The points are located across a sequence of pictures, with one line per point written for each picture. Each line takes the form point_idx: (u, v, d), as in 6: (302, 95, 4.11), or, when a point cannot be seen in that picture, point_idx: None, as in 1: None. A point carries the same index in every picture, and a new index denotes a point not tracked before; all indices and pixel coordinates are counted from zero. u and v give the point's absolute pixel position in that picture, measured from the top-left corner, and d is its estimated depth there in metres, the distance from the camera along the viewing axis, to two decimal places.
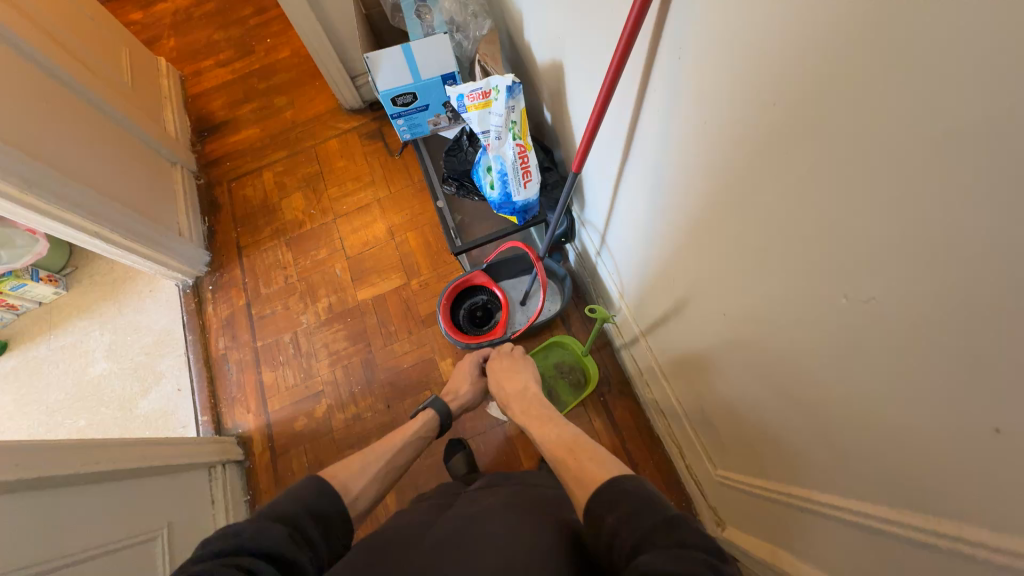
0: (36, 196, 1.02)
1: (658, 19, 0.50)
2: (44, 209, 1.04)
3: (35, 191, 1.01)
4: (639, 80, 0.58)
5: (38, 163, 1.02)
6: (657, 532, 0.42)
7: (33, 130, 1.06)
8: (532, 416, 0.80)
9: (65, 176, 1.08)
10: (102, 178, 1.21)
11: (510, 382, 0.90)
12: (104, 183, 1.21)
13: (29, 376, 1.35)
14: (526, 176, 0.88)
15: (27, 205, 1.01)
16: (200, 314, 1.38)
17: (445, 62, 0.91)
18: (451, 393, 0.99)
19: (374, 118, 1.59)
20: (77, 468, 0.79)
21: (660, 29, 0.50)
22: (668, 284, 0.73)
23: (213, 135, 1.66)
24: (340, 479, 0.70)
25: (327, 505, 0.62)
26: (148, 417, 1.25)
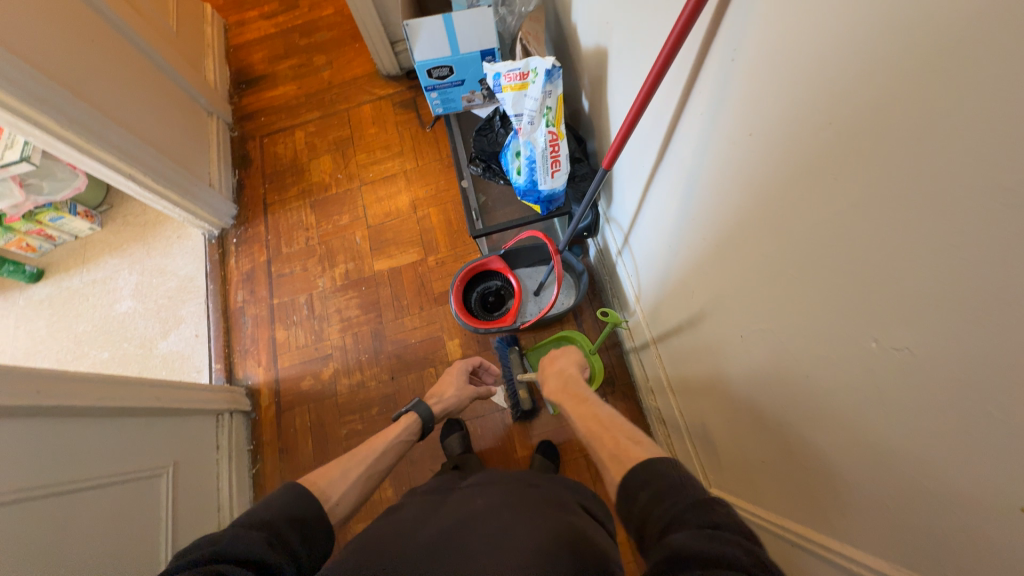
0: (78, 134, 1.05)
1: (715, 15, 0.46)
2: (84, 148, 1.07)
3: (77, 130, 1.04)
4: (686, 79, 0.54)
5: (80, 102, 1.04)
6: (686, 514, 0.41)
7: (78, 68, 1.08)
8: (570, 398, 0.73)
9: (105, 117, 1.11)
10: (140, 122, 1.23)
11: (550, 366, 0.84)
12: (141, 128, 1.23)
13: (62, 305, 1.42)
14: (555, 165, 0.86)
15: (68, 142, 1.04)
16: (222, 265, 1.41)
17: (485, 38, 0.88)
18: (436, 395, 0.99)
19: (410, 87, 1.57)
20: (93, 400, 0.82)
21: (716, 27, 0.46)
22: (687, 296, 0.71)
23: (251, 88, 1.67)
24: (320, 487, 0.71)
25: (305, 509, 0.63)
26: (166, 357, 1.31)
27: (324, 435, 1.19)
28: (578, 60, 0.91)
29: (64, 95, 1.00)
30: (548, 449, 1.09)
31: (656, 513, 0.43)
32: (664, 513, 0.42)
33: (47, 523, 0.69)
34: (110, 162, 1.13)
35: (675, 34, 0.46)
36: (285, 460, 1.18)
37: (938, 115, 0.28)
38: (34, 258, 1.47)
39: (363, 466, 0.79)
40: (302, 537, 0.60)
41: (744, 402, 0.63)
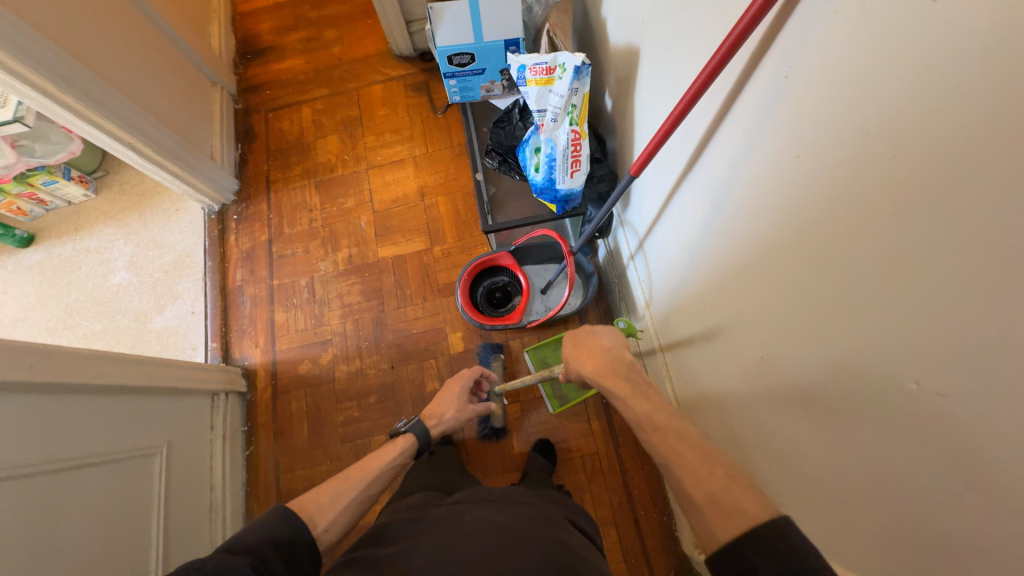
0: (77, 99, 1.00)
1: (770, 30, 0.44)
2: (84, 114, 1.03)
3: (77, 95, 0.99)
4: (728, 91, 0.53)
5: (80, 65, 1.00)
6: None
7: (79, 30, 1.02)
8: (638, 391, 0.63)
9: (105, 83, 1.06)
10: (141, 90, 1.18)
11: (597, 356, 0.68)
12: (142, 96, 1.18)
13: (53, 272, 1.38)
14: (575, 165, 0.84)
15: (67, 107, 1.00)
16: (221, 242, 1.38)
17: (511, 27, 0.85)
18: (435, 416, 0.97)
19: (423, 69, 1.52)
20: (87, 379, 0.80)
21: (769, 42, 0.45)
22: (703, 309, 0.70)
23: (257, 59, 1.61)
24: (309, 512, 0.73)
25: (286, 530, 0.66)
26: (161, 333, 1.28)
27: (321, 421, 1.18)
28: (605, 57, 0.88)
29: (62, 58, 0.95)
30: (544, 445, 1.10)
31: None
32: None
33: (41, 504, 0.68)
34: (109, 129, 1.09)
35: (731, 42, 0.44)
36: (280, 444, 1.17)
37: (1011, 167, 0.27)
38: (24, 222, 1.43)
39: (356, 490, 0.80)
40: (285, 557, 0.63)
41: (755, 421, 0.63)
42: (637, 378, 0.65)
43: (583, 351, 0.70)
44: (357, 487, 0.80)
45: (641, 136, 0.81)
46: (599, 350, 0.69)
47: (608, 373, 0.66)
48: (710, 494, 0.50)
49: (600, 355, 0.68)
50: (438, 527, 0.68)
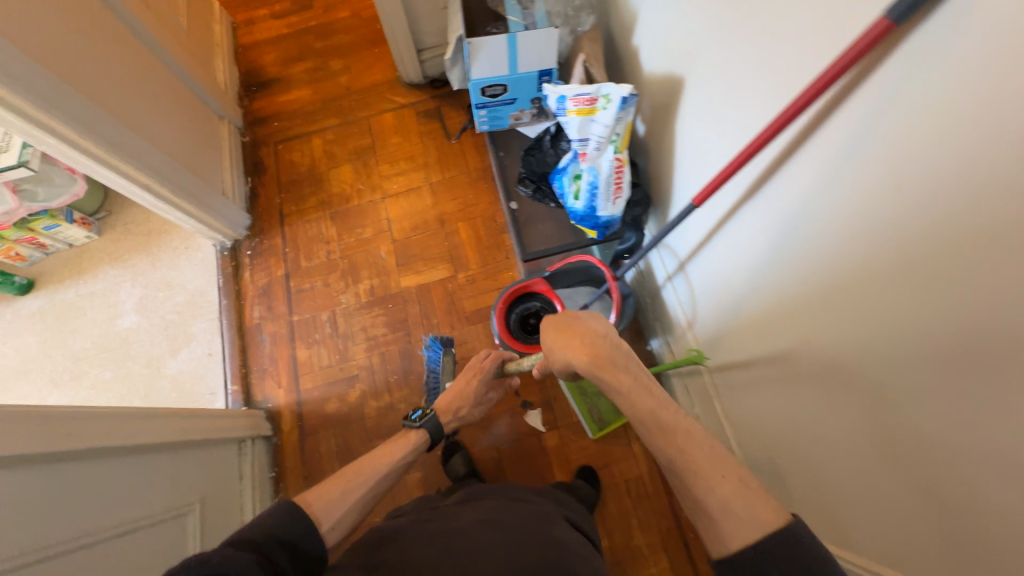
0: (93, 142, 0.98)
1: (867, 67, 0.48)
2: (99, 156, 1.00)
3: (93, 137, 0.97)
4: (811, 124, 0.57)
5: (95, 108, 0.97)
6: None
7: (92, 71, 1.01)
8: (642, 384, 0.60)
9: (120, 123, 1.04)
10: (154, 129, 1.16)
11: (592, 344, 0.64)
12: (155, 135, 1.16)
13: (56, 319, 1.31)
14: (617, 192, 0.84)
15: (84, 150, 0.98)
16: (236, 279, 1.33)
17: (546, 58, 0.85)
18: (451, 411, 0.99)
19: (434, 97, 1.52)
20: (119, 439, 0.76)
21: (865, 78, 0.49)
22: (771, 330, 0.71)
23: (262, 91, 1.59)
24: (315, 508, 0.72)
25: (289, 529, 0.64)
26: (177, 378, 1.22)
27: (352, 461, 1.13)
28: (637, 83, 0.89)
29: (77, 99, 0.93)
30: (589, 471, 1.08)
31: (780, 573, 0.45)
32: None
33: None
34: (123, 171, 1.06)
35: (828, 79, 0.46)
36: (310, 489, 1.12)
37: None
38: (23, 269, 1.36)
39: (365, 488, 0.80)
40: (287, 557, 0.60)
41: (845, 442, 0.62)
42: (635, 367, 0.62)
43: (575, 337, 0.65)
44: (364, 485, 0.80)
45: (680, 162, 0.82)
46: (592, 337, 0.65)
47: (605, 364, 0.62)
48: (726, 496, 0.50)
49: (595, 343, 0.63)
50: (440, 523, 0.68)
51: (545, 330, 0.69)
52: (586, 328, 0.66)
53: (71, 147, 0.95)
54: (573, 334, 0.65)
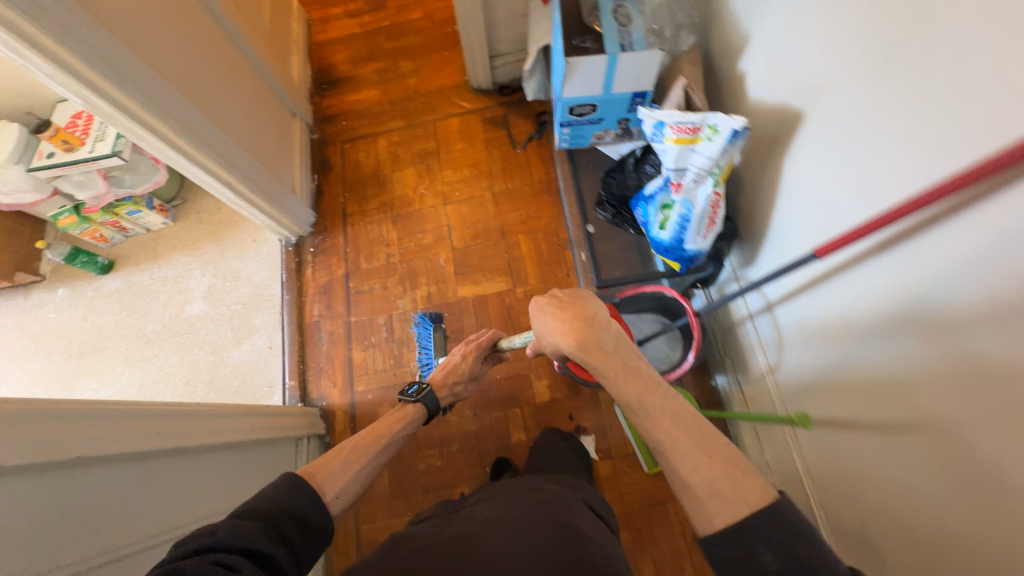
0: (187, 140, 0.98)
1: None
2: (189, 153, 1.00)
3: (187, 135, 0.98)
4: (979, 192, 0.47)
5: (190, 106, 0.98)
6: (788, 540, 0.44)
7: (190, 69, 1.02)
8: (628, 368, 0.58)
9: (210, 121, 1.04)
10: (238, 126, 1.17)
11: (579, 325, 0.61)
12: (239, 132, 1.17)
13: (132, 300, 1.38)
14: (710, 226, 0.79)
15: (177, 147, 0.98)
16: (298, 275, 1.36)
17: (644, 81, 0.81)
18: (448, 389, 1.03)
19: (500, 103, 1.50)
20: (202, 440, 0.78)
21: None
22: (877, 398, 0.63)
23: (333, 89, 1.61)
24: (319, 480, 0.75)
25: (299, 502, 0.68)
26: (238, 368, 1.26)
27: (401, 469, 1.14)
28: (736, 108, 0.84)
29: (182, 102, 0.95)
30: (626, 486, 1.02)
31: (749, 538, 0.46)
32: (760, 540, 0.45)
33: None
34: (210, 168, 1.06)
35: (1017, 153, 0.38)
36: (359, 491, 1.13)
37: None
38: (105, 249, 1.44)
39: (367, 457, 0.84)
40: (299, 530, 0.65)
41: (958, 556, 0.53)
42: (624, 351, 0.60)
43: (561, 316, 0.62)
44: (365, 456, 0.84)
45: (789, 201, 0.74)
46: (580, 317, 0.62)
47: (591, 346, 0.59)
48: (713, 477, 0.49)
49: (582, 323, 0.61)
50: (458, 521, 0.68)
51: (534, 305, 0.66)
52: (576, 306, 0.63)
53: (166, 145, 0.96)
54: (560, 312, 0.62)
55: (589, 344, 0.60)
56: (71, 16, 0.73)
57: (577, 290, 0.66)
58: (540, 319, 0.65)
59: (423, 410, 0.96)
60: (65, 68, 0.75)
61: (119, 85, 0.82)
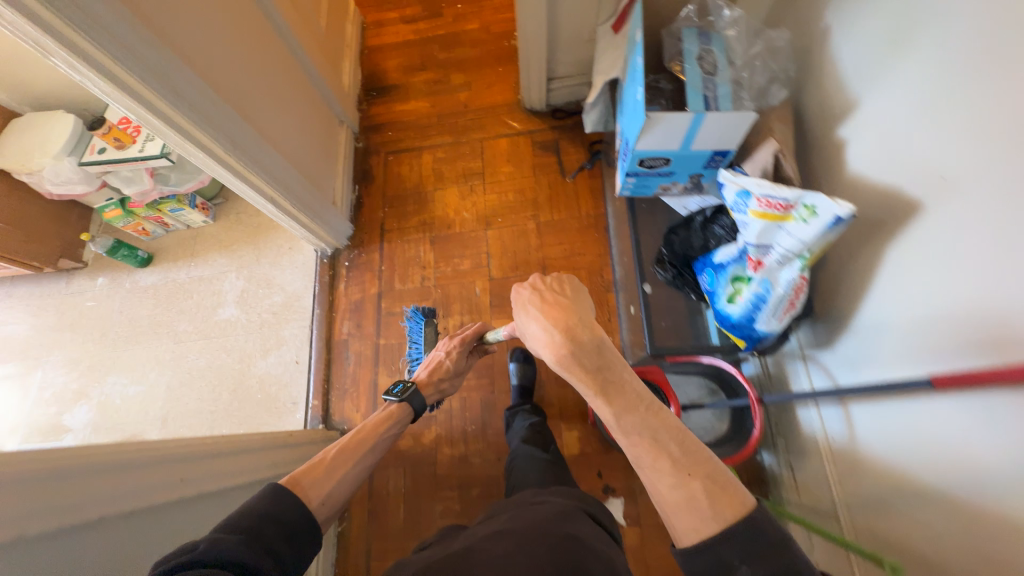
0: (237, 158, 0.94)
1: None
2: (239, 171, 0.96)
3: (238, 154, 0.93)
4: None
5: (244, 123, 0.94)
6: (762, 552, 0.47)
7: (244, 82, 0.98)
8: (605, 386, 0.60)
9: (261, 137, 1.00)
10: (285, 138, 1.14)
11: (554, 333, 0.62)
12: (286, 145, 1.13)
13: (167, 298, 1.38)
14: (787, 310, 0.71)
15: (227, 165, 0.94)
16: (331, 290, 1.33)
17: (728, 140, 0.73)
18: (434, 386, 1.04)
19: (552, 128, 1.43)
20: (228, 480, 0.75)
21: None
22: (982, 562, 0.53)
23: (381, 97, 1.57)
24: (303, 486, 0.73)
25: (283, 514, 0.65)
26: (263, 380, 1.25)
27: (418, 507, 1.10)
28: (830, 177, 0.75)
29: (234, 119, 0.90)
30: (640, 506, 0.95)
31: (726, 550, 0.48)
32: (734, 551, 0.48)
33: None
34: (256, 185, 1.02)
35: None
36: (373, 526, 1.09)
37: None
38: (146, 242, 1.44)
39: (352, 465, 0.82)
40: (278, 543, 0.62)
41: None
42: (602, 366, 0.60)
43: (541, 318, 0.64)
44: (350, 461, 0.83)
45: (898, 300, 0.63)
46: (559, 321, 0.63)
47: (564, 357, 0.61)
48: (690, 492, 0.52)
49: (559, 331, 0.62)
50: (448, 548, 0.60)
51: (519, 298, 0.69)
52: (557, 307, 0.64)
53: (217, 163, 0.91)
54: (538, 315, 0.64)
55: (564, 356, 0.61)
56: (131, 32, 0.68)
57: (564, 287, 0.66)
58: (526, 328, 0.67)
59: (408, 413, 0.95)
60: (128, 89, 0.71)
61: (176, 106, 0.78)
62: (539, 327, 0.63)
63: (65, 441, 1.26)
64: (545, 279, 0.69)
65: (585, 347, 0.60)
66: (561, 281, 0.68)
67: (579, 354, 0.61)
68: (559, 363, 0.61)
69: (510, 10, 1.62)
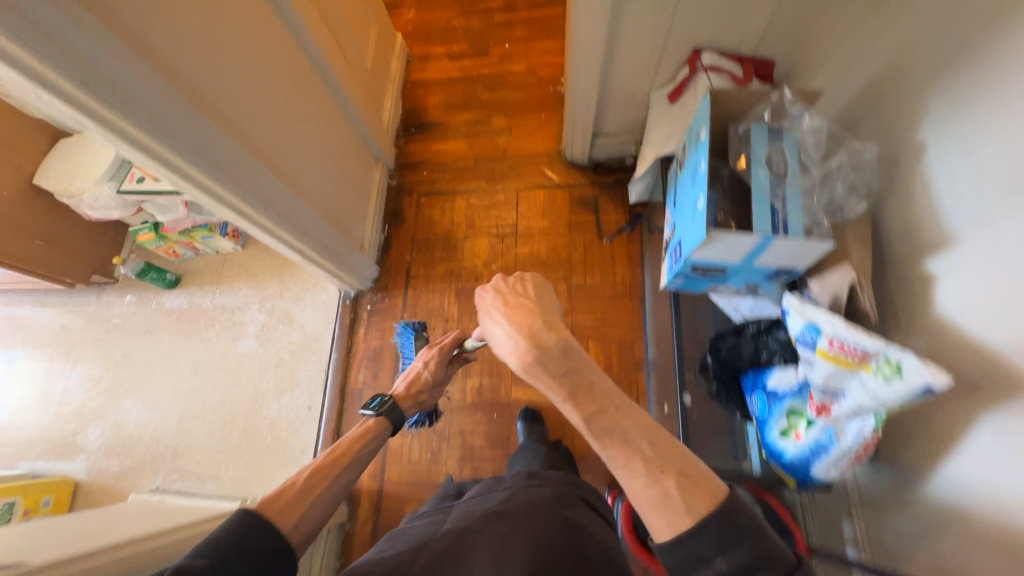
0: (269, 218, 0.91)
1: None
2: (269, 229, 0.93)
3: (271, 214, 0.90)
4: None
5: (280, 182, 0.91)
6: (741, 542, 0.44)
7: (284, 137, 0.95)
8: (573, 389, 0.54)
9: (296, 193, 0.97)
10: (321, 186, 1.11)
11: (518, 336, 0.58)
12: (321, 193, 1.11)
13: (190, 324, 1.37)
14: (850, 462, 0.63)
15: (259, 224, 0.91)
16: (350, 334, 1.30)
17: (794, 260, 0.66)
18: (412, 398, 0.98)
19: (592, 183, 1.37)
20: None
21: None
22: None
23: (419, 134, 1.54)
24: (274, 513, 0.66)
25: (257, 538, 0.61)
26: (274, 422, 1.22)
27: None
28: (914, 315, 0.66)
29: (264, 176, 0.86)
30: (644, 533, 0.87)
31: (700, 542, 0.45)
32: (709, 543, 0.45)
33: None
34: (285, 240, 0.99)
35: None
36: None
37: None
38: (175, 264, 1.45)
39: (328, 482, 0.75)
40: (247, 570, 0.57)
41: None
42: (569, 370, 0.55)
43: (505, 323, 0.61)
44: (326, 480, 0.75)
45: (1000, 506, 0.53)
46: (523, 324, 0.59)
47: (526, 361, 0.56)
48: (662, 490, 0.48)
49: (523, 335, 0.58)
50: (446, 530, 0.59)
51: (483, 302, 0.66)
52: (523, 311, 0.61)
53: (249, 223, 0.89)
54: (502, 319, 0.61)
55: (528, 361, 0.56)
56: (168, 105, 0.65)
57: (531, 289, 0.63)
58: (490, 332, 0.62)
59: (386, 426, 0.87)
60: (150, 149, 0.67)
61: (210, 172, 0.75)
62: (502, 331, 0.60)
63: (77, 461, 1.26)
64: (513, 283, 0.66)
65: (550, 350, 0.55)
66: (526, 285, 0.66)
67: (545, 359, 0.56)
68: (522, 368, 0.56)
69: (558, 54, 1.57)
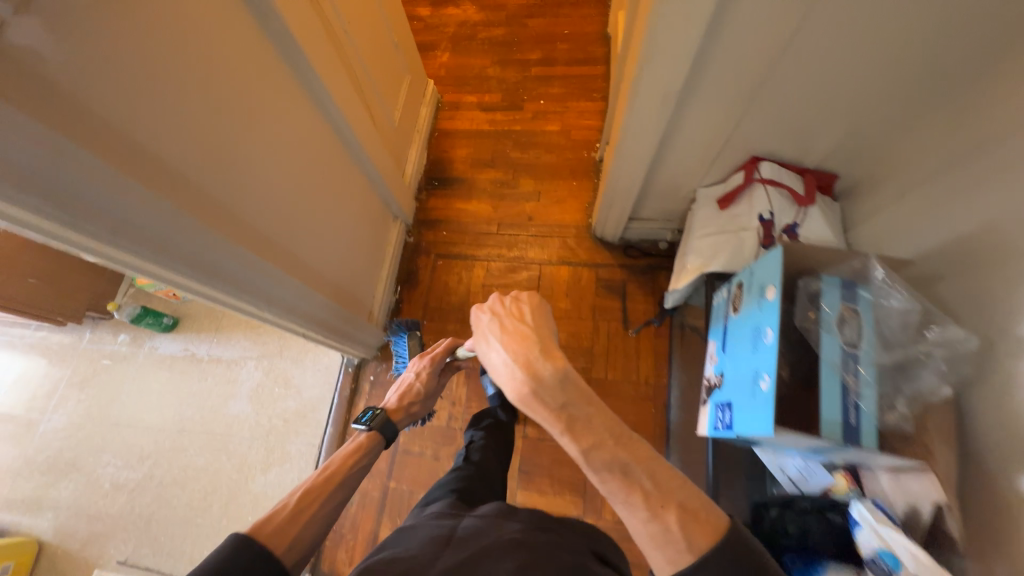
0: (272, 312, 0.83)
1: None
2: (271, 320, 0.85)
3: (274, 309, 0.82)
4: None
5: (292, 277, 0.83)
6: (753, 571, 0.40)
7: (297, 219, 0.87)
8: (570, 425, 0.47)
9: (308, 282, 0.89)
10: (336, 261, 1.03)
11: (511, 362, 0.52)
12: (334, 269, 1.03)
13: (181, 374, 1.29)
14: None
15: (261, 318, 0.83)
16: (349, 406, 1.21)
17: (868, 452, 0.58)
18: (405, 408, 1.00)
19: (620, 264, 1.28)
20: None
21: None
22: None
23: (442, 189, 1.47)
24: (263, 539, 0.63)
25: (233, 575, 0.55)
26: (259, 500, 1.14)
27: None
28: None
29: (260, 268, 0.74)
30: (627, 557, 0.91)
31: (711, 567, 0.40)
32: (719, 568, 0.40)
33: None
34: (288, 325, 0.91)
35: None
36: None
37: None
38: (173, 305, 1.37)
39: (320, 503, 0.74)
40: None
41: None
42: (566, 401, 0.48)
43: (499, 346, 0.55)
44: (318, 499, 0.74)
45: None
46: (516, 348, 0.53)
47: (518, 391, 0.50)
48: (664, 524, 0.42)
49: (516, 363, 0.52)
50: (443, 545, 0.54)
51: (479, 321, 0.60)
52: (519, 335, 0.54)
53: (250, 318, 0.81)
54: (495, 342, 0.54)
55: (523, 394, 0.50)
56: (170, 221, 0.58)
57: (526, 308, 0.57)
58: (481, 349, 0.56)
59: (380, 441, 0.87)
60: (121, 249, 0.56)
61: (207, 279, 0.67)
62: (494, 355, 0.54)
63: (45, 518, 1.17)
64: (507, 297, 0.60)
65: (547, 385, 0.49)
66: (526, 295, 0.59)
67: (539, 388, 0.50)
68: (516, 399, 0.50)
69: (595, 118, 1.49)
